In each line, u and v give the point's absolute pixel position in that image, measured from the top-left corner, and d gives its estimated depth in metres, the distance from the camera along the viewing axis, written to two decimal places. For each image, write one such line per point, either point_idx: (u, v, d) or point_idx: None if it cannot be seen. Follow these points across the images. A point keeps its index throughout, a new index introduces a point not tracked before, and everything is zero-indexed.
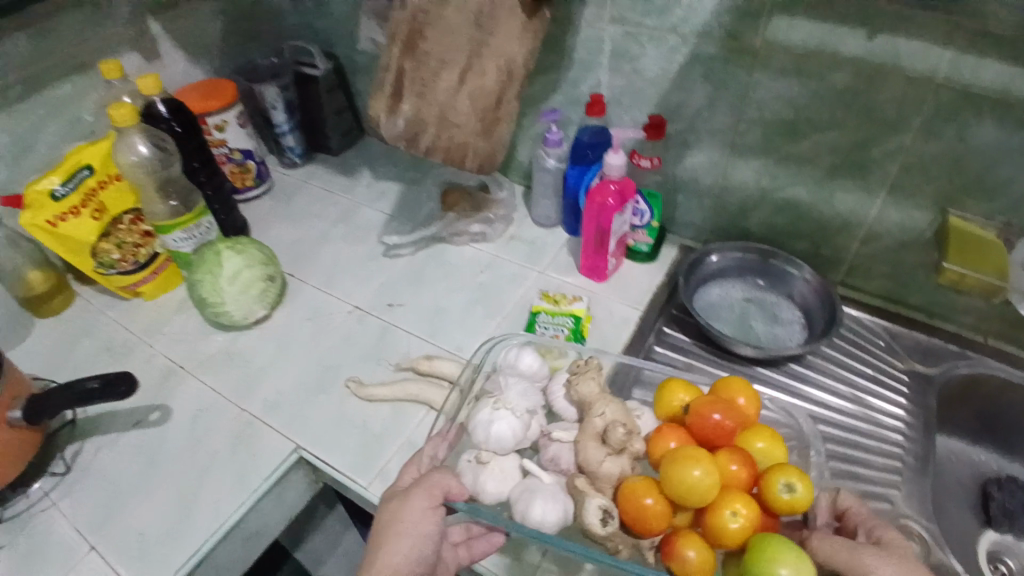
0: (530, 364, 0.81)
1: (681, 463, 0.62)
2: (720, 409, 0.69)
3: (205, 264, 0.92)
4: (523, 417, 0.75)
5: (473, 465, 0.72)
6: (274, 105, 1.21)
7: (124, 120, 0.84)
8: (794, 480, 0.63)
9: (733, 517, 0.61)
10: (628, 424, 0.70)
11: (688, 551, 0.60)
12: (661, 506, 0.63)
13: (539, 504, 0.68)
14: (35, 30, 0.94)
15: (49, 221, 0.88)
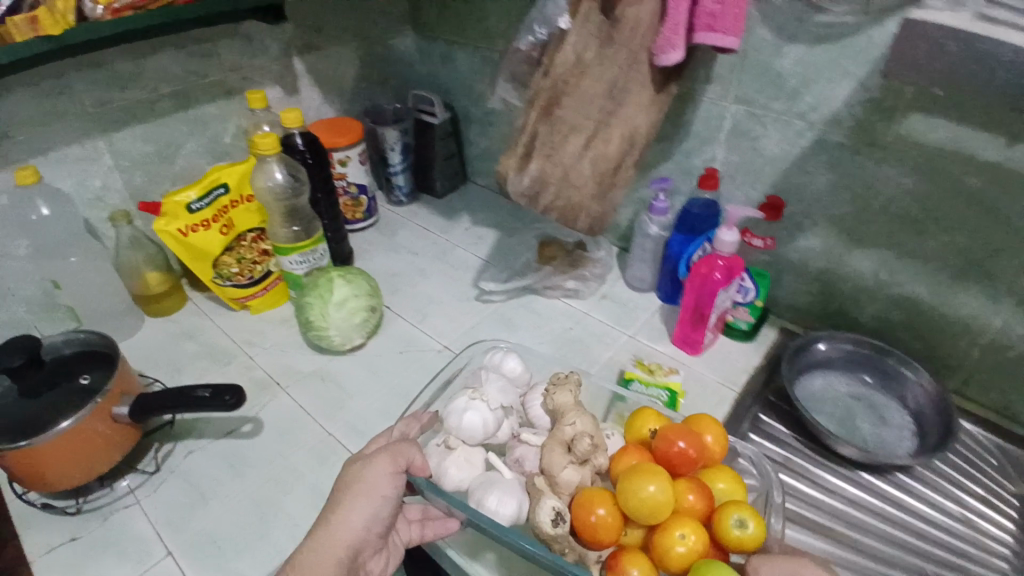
0: (513, 368, 0.85)
1: (639, 478, 0.64)
2: (685, 438, 0.69)
3: (318, 288, 0.95)
4: (494, 412, 0.77)
5: (440, 449, 0.75)
6: (392, 147, 1.29)
7: (266, 149, 0.89)
8: (747, 517, 0.63)
9: (681, 541, 0.62)
10: (595, 434, 0.70)
11: (632, 571, 0.61)
12: (612, 518, 0.64)
13: (493, 495, 0.69)
14: (200, 55, 1.03)
15: (180, 231, 0.94)
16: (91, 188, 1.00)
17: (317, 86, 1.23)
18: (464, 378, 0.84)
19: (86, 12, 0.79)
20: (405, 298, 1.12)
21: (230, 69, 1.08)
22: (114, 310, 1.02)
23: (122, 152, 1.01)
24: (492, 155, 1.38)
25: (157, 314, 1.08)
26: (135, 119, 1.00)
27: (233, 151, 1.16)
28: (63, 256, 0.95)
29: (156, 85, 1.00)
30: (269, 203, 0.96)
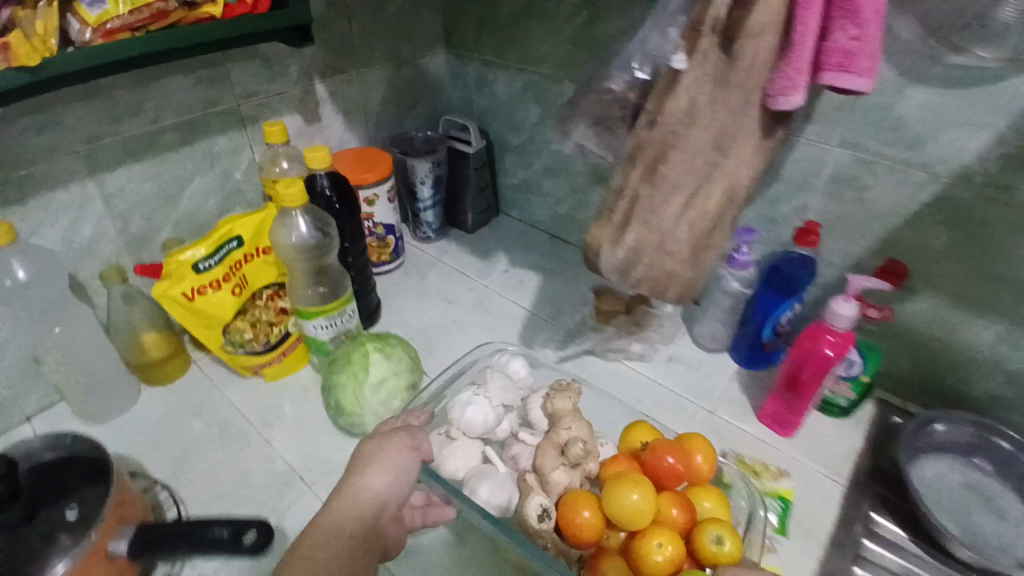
0: (518, 370, 0.84)
1: (624, 485, 0.64)
2: (675, 454, 0.69)
3: (353, 365, 0.80)
4: (497, 410, 0.78)
5: (442, 438, 0.77)
6: (423, 180, 1.14)
7: (291, 200, 0.75)
8: (726, 534, 0.63)
9: (659, 550, 0.61)
10: (589, 444, 0.71)
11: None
12: (596, 520, 0.64)
13: (487, 490, 0.70)
14: (210, 80, 0.88)
15: (185, 295, 0.78)
16: (79, 239, 0.83)
17: (341, 112, 1.08)
18: (470, 375, 0.84)
19: (71, 35, 0.64)
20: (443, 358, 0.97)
21: (246, 95, 0.93)
22: (104, 385, 0.86)
23: (118, 194, 0.84)
24: (531, 187, 1.24)
25: (156, 382, 0.92)
26: (133, 156, 0.84)
27: (245, 189, 0.99)
28: (47, 329, 0.78)
29: (158, 116, 0.84)
30: (294, 264, 0.81)
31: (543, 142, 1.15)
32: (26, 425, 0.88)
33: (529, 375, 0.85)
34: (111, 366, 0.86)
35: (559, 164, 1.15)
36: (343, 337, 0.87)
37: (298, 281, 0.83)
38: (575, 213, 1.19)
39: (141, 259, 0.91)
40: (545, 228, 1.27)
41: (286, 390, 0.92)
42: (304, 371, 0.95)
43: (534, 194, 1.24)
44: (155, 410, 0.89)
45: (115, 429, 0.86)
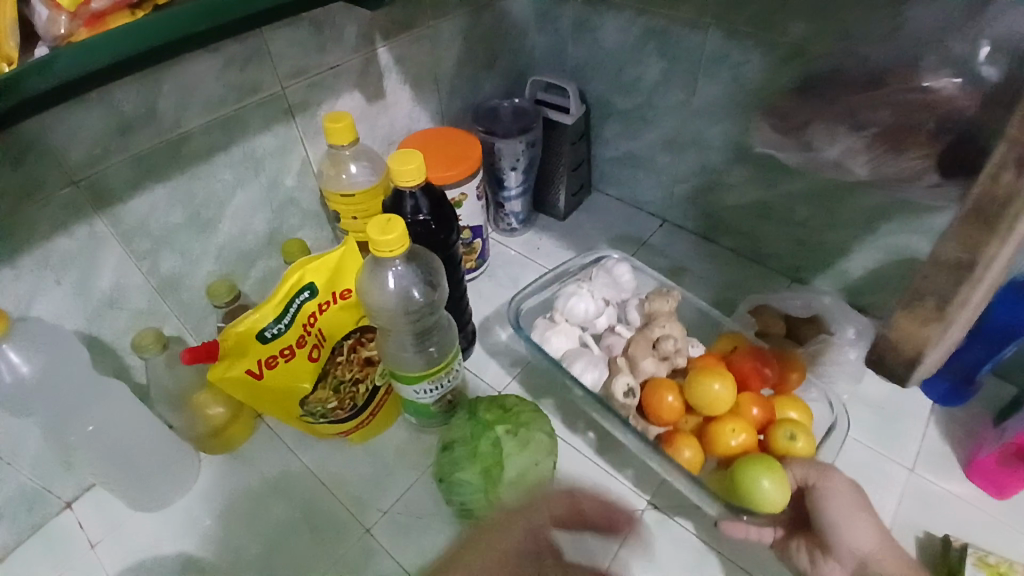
0: (624, 275, 0.86)
1: (707, 375, 0.68)
2: (763, 361, 0.72)
3: (483, 459, 0.58)
4: (599, 304, 0.82)
5: (545, 323, 0.82)
6: (513, 164, 0.91)
7: (391, 249, 0.52)
8: (802, 433, 0.64)
9: (734, 434, 0.65)
10: (680, 343, 0.74)
11: (684, 451, 0.65)
12: (677, 404, 0.69)
13: (579, 367, 0.75)
14: (244, 60, 0.64)
15: (249, 373, 0.58)
16: (96, 295, 0.63)
17: (408, 82, 0.82)
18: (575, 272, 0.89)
19: (39, 28, 0.41)
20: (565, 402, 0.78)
21: (289, 75, 0.68)
22: (156, 471, 0.68)
23: (139, 231, 0.63)
24: (639, 161, 0.99)
25: (218, 450, 0.74)
26: (153, 176, 0.62)
27: (299, 197, 0.76)
28: (77, 426, 0.60)
29: (178, 119, 0.61)
30: (393, 325, 0.59)
31: (663, 107, 0.90)
32: (69, 511, 0.70)
33: (633, 281, 0.87)
34: (162, 446, 0.68)
35: (685, 135, 0.90)
36: (444, 396, 0.68)
37: (395, 339, 0.62)
38: (699, 195, 0.95)
39: (180, 303, 0.71)
40: (654, 209, 1.03)
41: (378, 457, 0.73)
42: (397, 426, 0.76)
43: (643, 170, 0.99)
44: (222, 487, 0.72)
45: (178, 521, 0.69)
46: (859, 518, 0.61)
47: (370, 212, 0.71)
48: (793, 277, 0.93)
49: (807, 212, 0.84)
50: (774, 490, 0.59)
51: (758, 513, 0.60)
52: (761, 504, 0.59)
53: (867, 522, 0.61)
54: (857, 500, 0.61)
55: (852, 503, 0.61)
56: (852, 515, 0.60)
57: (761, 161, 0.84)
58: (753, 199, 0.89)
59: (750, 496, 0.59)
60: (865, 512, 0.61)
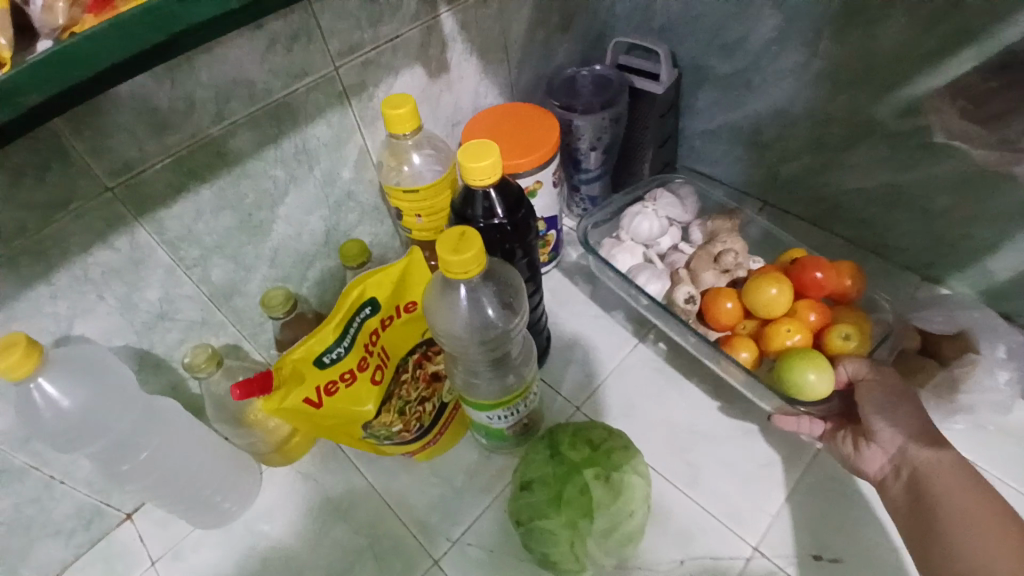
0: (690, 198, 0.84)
1: (763, 281, 0.68)
2: (824, 269, 0.70)
3: (570, 508, 0.51)
4: (663, 224, 0.80)
5: (611, 240, 0.81)
6: (593, 144, 0.80)
7: (465, 269, 0.44)
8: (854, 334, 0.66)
9: (789, 335, 0.66)
10: (742, 256, 0.75)
11: (741, 353, 0.68)
12: (735, 309, 0.71)
13: (642, 278, 0.76)
14: (291, 40, 0.55)
15: (309, 402, 0.52)
16: (143, 309, 0.59)
17: (475, 52, 0.71)
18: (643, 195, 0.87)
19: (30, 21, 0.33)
20: (652, 421, 0.69)
21: (341, 53, 0.59)
22: (216, 490, 0.65)
23: (186, 239, 0.58)
24: (738, 135, 0.85)
25: (280, 462, 0.70)
26: (197, 177, 0.56)
27: (357, 191, 0.69)
28: (131, 455, 0.57)
29: (220, 112, 0.54)
30: (464, 352, 0.52)
31: (770, 71, 0.75)
32: (129, 523, 0.69)
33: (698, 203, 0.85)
34: (220, 464, 0.65)
35: (797, 104, 0.76)
36: (520, 420, 0.61)
37: (466, 366, 0.54)
38: (811, 175, 0.81)
39: (234, 312, 0.66)
40: (752, 191, 0.90)
41: (446, 479, 0.67)
42: (466, 443, 0.69)
43: (742, 146, 0.86)
44: (285, 504, 0.68)
45: (241, 541, 0.66)
46: (884, 404, 0.58)
47: (434, 208, 0.63)
48: (923, 273, 0.78)
49: (947, 200, 0.70)
50: (816, 380, 0.60)
51: (805, 403, 0.61)
52: (800, 393, 0.61)
53: (906, 410, 0.58)
54: (896, 389, 0.59)
55: (882, 391, 0.59)
56: (879, 402, 0.59)
57: (895, 137, 0.70)
58: (879, 182, 0.75)
59: (793, 389, 0.61)
60: (903, 399, 0.58)
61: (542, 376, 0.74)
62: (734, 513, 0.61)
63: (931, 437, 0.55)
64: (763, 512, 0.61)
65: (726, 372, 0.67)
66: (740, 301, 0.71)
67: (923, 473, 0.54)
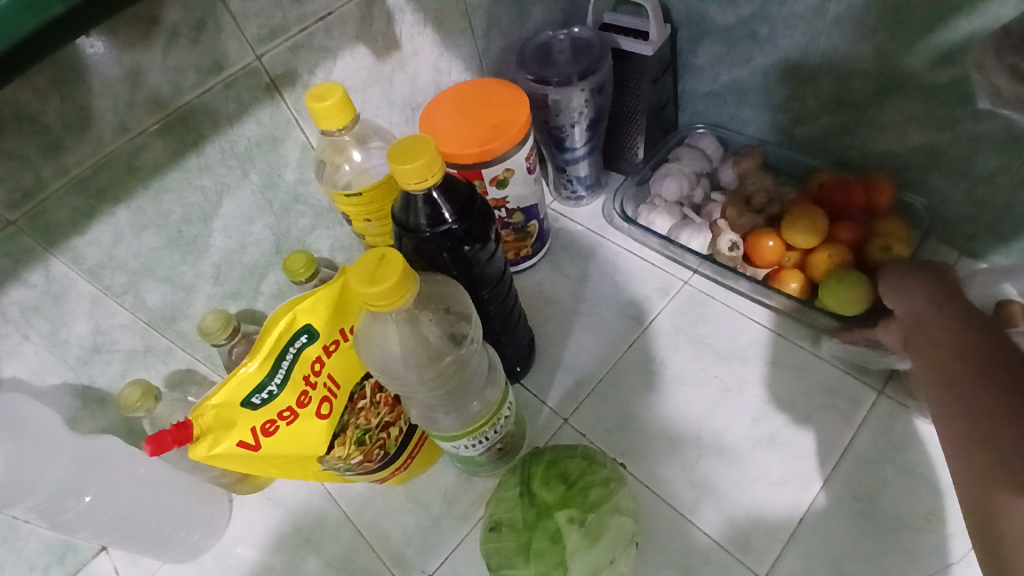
0: (710, 144, 0.78)
1: (793, 218, 0.67)
2: (843, 195, 0.67)
3: (540, 559, 0.43)
4: (691, 179, 0.76)
5: (646, 209, 0.76)
6: (576, 119, 0.70)
7: (384, 301, 0.36)
8: (893, 242, 0.63)
9: (829, 260, 0.65)
10: (773, 192, 0.72)
11: (789, 285, 0.67)
12: (778, 245, 0.68)
13: (682, 236, 0.72)
14: (196, 29, 0.47)
15: (245, 446, 0.46)
16: (75, 344, 0.53)
17: (429, 22, 0.62)
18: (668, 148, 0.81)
19: None
20: (648, 436, 0.61)
21: (261, 39, 0.51)
22: (182, 525, 0.61)
23: (109, 265, 0.51)
24: (746, 96, 0.74)
25: (249, 491, 0.65)
26: (109, 199, 0.49)
27: (305, 192, 0.61)
28: (72, 500, 0.52)
29: (124, 122, 0.47)
30: (409, 389, 0.44)
31: (780, 19, 0.64)
32: (104, 556, 0.63)
33: (718, 151, 0.78)
34: (181, 501, 0.60)
35: (815, 56, 0.64)
36: (492, 446, 0.54)
37: (421, 402, 0.47)
38: (832, 137, 0.70)
39: (181, 335, 0.60)
40: None
41: (422, 506, 0.61)
42: (444, 463, 0.63)
43: (749, 107, 0.75)
44: (256, 533, 0.64)
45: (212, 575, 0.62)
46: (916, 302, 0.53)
47: (385, 210, 0.55)
48: (963, 247, 0.67)
49: (997, 162, 0.58)
50: (858, 288, 0.61)
51: (851, 317, 0.62)
52: (843, 308, 0.62)
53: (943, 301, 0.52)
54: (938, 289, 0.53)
55: (916, 287, 0.54)
56: (911, 299, 0.54)
57: (932, 91, 0.58)
58: (913, 144, 0.63)
59: (839, 306, 0.62)
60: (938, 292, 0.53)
61: (525, 384, 0.67)
62: (741, 541, 0.54)
63: (969, 315, 0.49)
64: (772, 537, 0.54)
65: (775, 306, 0.67)
66: (780, 236, 0.68)
67: (936, 353, 0.48)
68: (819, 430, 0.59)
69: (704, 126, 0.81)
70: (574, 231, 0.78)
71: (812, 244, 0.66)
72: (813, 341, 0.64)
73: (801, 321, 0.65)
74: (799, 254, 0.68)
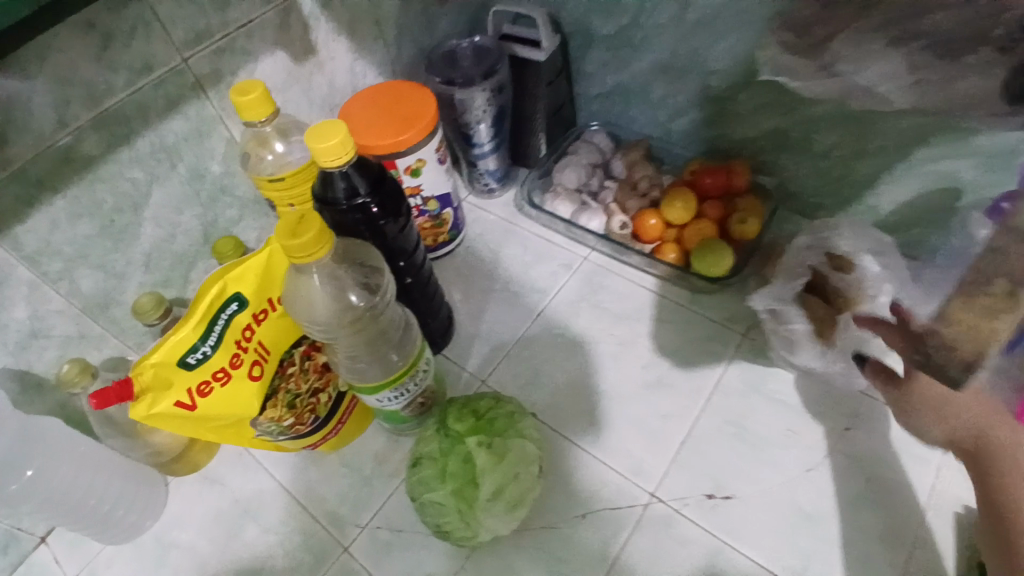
0: (602, 140, 0.88)
1: (669, 196, 0.77)
2: (711, 175, 0.78)
3: (455, 480, 0.51)
4: (587, 169, 0.85)
5: (548, 196, 0.85)
6: (480, 116, 0.78)
7: (309, 252, 0.43)
8: (748, 216, 0.73)
9: (700, 232, 0.75)
10: (654, 178, 0.82)
11: (668, 256, 0.76)
12: (660, 223, 0.77)
13: (581, 219, 0.81)
14: (128, 32, 0.52)
15: (181, 406, 0.51)
16: (14, 328, 0.56)
17: (343, 30, 0.69)
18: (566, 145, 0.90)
19: None
20: (558, 387, 0.69)
21: (187, 42, 0.56)
22: (119, 505, 0.63)
23: (46, 252, 0.55)
24: (629, 96, 0.85)
25: (184, 471, 0.68)
26: (48, 188, 0.53)
27: (231, 184, 0.67)
28: (14, 474, 0.55)
29: (62, 118, 0.51)
30: (333, 336, 0.51)
31: (649, 28, 0.75)
32: (45, 545, 0.65)
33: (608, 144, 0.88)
34: (118, 483, 0.62)
35: (679, 58, 0.76)
36: (415, 399, 0.59)
37: (345, 353, 0.53)
38: (702, 128, 0.82)
39: (115, 322, 0.63)
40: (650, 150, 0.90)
41: (355, 468, 0.66)
42: (374, 429, 0.69)
43: (633, 105, 0.86)
44: (193, 512, 0.66)
45: (150, 553, 0.64)
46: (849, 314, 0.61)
47: (307, 195, 0.61)
48: (813, 217, 0.80)
49: (828, 140, 0.71)
50: (719, 252, 0.71)
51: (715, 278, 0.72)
52: (711, 269, 0.71)
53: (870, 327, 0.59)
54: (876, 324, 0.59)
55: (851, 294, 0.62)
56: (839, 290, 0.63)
57: (769, 85, 0.71)
58: (763, 130, 0.76)
59: (706, 268, 0.72)
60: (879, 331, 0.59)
61: (446, 354, 0.74)
62: (635, 467, 0.62)
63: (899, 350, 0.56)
64: (661, 461, 0.63)
65: (659, 275, 0.77)
66: (660, 214, 0.77)
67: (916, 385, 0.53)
68: (697, 371, 0.69)
69: (598, 124, 0.91)
70: (487, 219, 0.86)
71: (686, 220, 0.76)
72: (691, 300, 0.74)
73: (682, 285, 0.75)
74: (676, 229, 0.77)
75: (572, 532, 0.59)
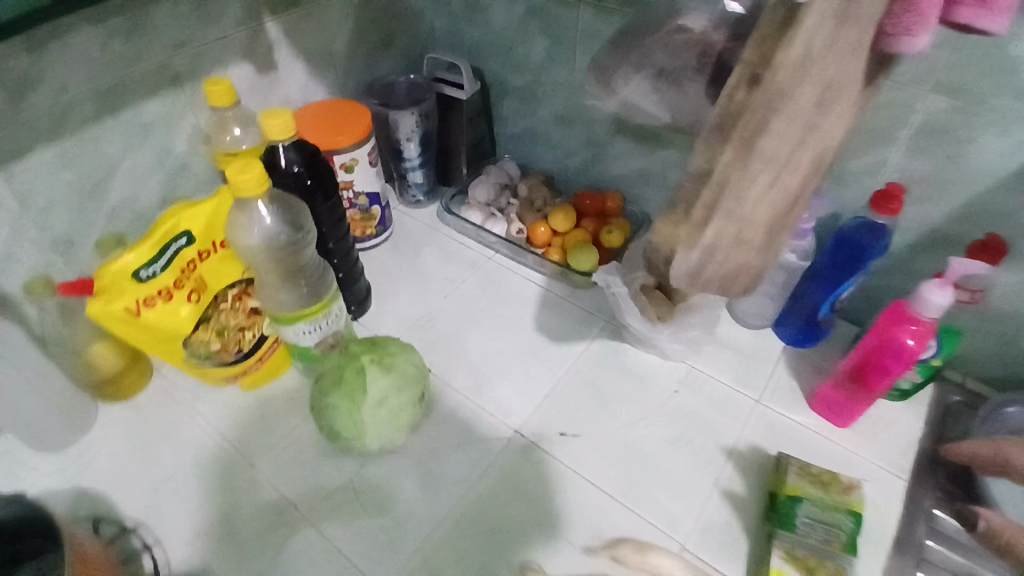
0: (512, 168, 1.06)
1: (556, 210, 0.95)
2: (591, 198, 0.97)
3: (347, 386, 0.64)
4: (496, 188, 1.02)
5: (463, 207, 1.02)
6: (409, 136, 0.96)
7: (250, 188, 0.58)
8: (614, 227, 0.92)
9: (577, 238, 0.93)
10: (548, 198, 1.00)
11: (552, 257, 0.94)
12: (547, 231, 0.95)
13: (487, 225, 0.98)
14: (129, 30, 0.68)
15: (128, 312, 0.62)
16: None
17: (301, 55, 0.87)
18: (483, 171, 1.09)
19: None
20: (450, 350, 0.83)
21: (174, 44, 0.72)
22: (52, 419, 0.72)
23: (31, 191, 0.67)
24: (535, 135, 1.05)
25: (114, 399, 0.78)
26: (44, 138, 0.66)
27: (192, 162, 0.81)
28: None
29: (66, 86, 0.65)
30: (262, 263, 0.65)
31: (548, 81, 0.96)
32: None
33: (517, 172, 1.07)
34: (54, 399, 0.72)
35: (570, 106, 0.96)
36: (326, 340, 0.72)
37: (271, 282, 0.67)
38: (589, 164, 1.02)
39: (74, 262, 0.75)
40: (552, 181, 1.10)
41: (269, 404, 0.78)
42: (289, 375, 0.81)
43: (538, 143, 1.06)
44: (118, 435, 0.75)
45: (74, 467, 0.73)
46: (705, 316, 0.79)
47: None
48: None
49: (677, 176, 0.92)
50: (588, 252, 0.89)
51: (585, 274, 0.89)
52: (583, 265, 0.89)
53: None
54: None
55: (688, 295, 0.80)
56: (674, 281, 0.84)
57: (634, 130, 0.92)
58: (632, 167, 0.96)
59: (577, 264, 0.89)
60: None
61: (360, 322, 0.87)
62: (504, 411, 0.76)
63: None
64: (526, 408, 0.77)
65: (546, 273, 0.94)
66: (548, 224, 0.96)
67: None
68: (564, 345, 0.84)
69: (511, 157, 1.11)
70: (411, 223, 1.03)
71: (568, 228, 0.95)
72: (568, 293, 0.91)
73: (562, 281, 0.92)
74: (560, 237, 0.95)
75: (446, 456, 0.72)
